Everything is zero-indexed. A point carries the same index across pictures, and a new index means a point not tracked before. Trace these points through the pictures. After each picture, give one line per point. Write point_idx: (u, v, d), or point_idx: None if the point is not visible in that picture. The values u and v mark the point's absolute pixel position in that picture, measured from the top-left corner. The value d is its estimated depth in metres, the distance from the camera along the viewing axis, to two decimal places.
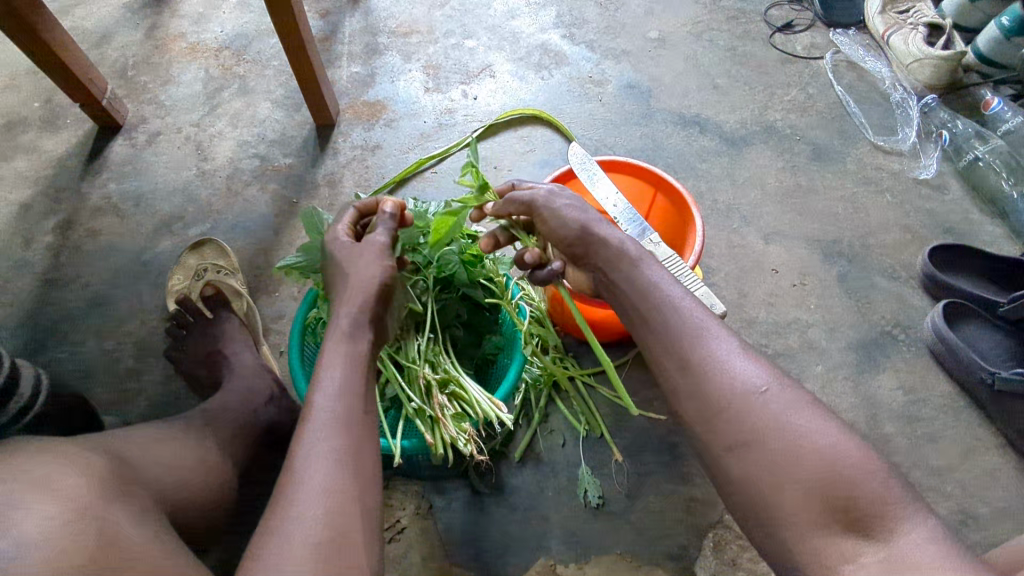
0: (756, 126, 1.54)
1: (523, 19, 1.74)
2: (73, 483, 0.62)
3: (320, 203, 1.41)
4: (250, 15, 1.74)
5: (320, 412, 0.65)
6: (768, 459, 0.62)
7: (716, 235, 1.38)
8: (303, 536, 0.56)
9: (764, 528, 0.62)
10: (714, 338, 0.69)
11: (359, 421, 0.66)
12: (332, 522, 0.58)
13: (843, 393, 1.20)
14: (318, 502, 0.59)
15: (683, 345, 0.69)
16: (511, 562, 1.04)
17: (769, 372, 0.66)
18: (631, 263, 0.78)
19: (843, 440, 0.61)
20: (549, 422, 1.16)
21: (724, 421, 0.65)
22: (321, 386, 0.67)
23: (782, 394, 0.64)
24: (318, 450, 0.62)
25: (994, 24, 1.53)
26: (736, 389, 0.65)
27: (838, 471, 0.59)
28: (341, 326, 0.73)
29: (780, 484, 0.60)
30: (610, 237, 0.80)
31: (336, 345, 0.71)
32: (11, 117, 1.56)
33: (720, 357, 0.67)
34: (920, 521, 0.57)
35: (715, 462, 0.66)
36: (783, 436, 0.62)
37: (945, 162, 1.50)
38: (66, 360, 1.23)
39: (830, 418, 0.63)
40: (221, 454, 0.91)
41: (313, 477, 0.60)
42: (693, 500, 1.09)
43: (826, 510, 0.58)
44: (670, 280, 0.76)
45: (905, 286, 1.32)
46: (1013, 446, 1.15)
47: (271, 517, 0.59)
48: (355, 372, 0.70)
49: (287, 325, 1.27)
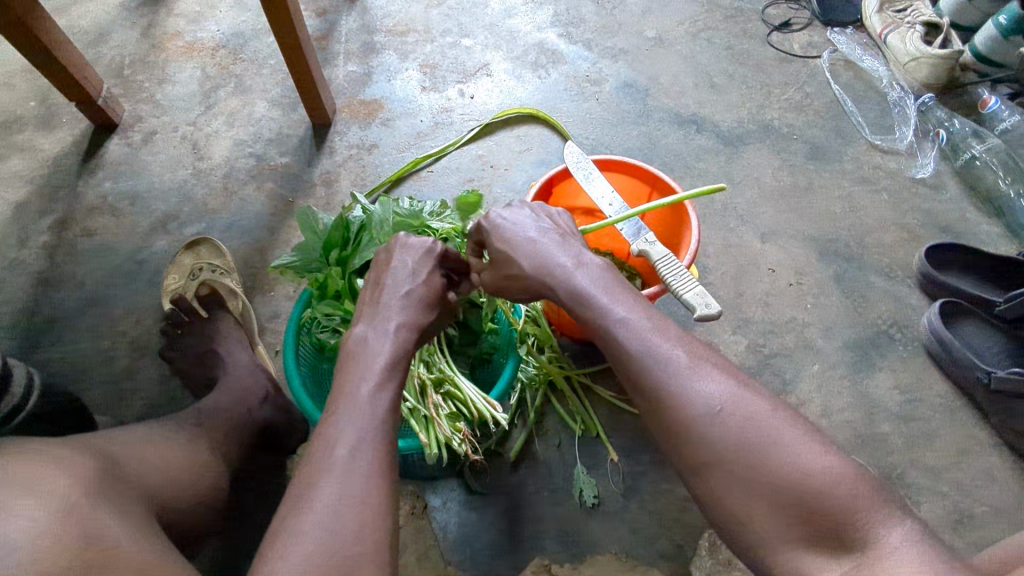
0: (753, 125, 1.54)
1: (520, 18, 1.74)
2: (60, 485, 0.62)
3: (316, 203, 1.41)
4: (246, 14, 1.74)
5: (353, 409, 0.64)
6: (734, 477, 0.61)
7: (712, 235, 1.38)
8: (327, 545, 0.54)
9: (741, 540, 0.62)
10: (665, 359, 0.67)
11: (388, 427, 0.65)
12: (361, 532, 0.55)
13: (840, 393, 1.20)
14: (346, 505, 0.57)
15: (635, 372, 0.68)
16: (507, 562, 1.04)
17: (724, 385, 0.65)
18: (577, 285, 0.76)
19: (807, 450, 0.60)
20: (545, 422, 1.16)
21: (686, 444, 0.64)
22: (366, 391, 0.66)
23: (742, 409, 0.63)
24: (356, 455, 0.60)
25: (992, 22, 1.53)
26: (695, 408, 0.64)
27: (806, 485, 0.58)
28: (387, 332, 0.73)
29: (749, 502, 0.60)
30: (552, 265, 0.79)
31: (393, 361, 0.70)
32: (6, 117, 1.56)
33: (673, 378, 0.66)
34: (894, 523, 0.57)
35: (686, 480, 0.65)
36: (746, 456, 0.61)
37: (943, 162, 1.49)
38: (61, 359, 1.23)
39: (796, 423, 0.62)
40: (212, 455, 0.90)
41: (343, 485, 0.58)
42: (689, 500, 1.09)
43: (799, 525, 0.58)
44: (612, 298, 0.74)
45: (902, 285, 1.32)
46: (1009, 446, 1.15)
47: (290, 520, 0.56)
48: (400, 384, 0.70)
49: (282, 324, 1.27)
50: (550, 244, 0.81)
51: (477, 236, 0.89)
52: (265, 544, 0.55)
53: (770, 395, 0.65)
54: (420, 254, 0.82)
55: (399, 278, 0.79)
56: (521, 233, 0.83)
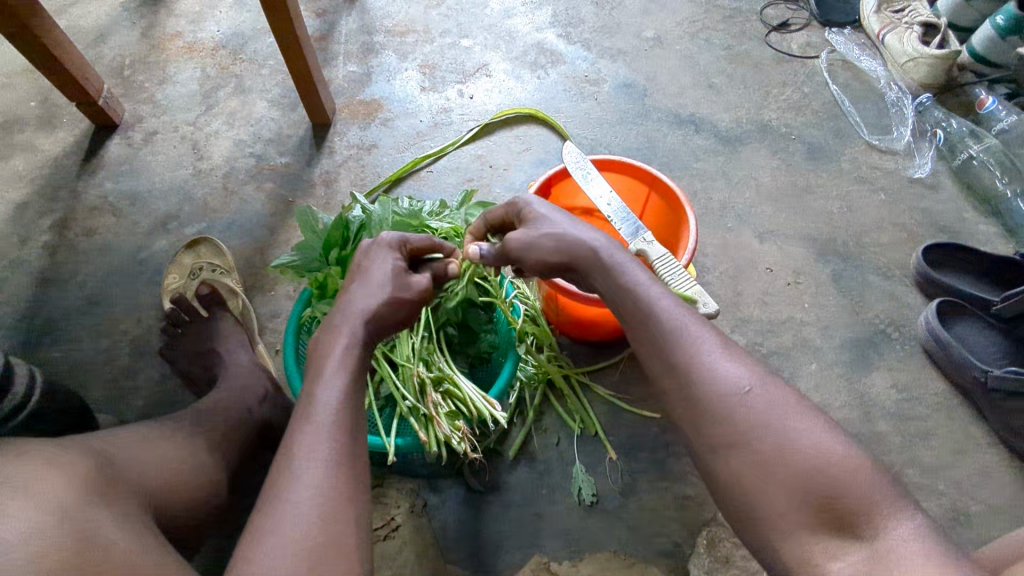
0: (751, 125, 1.54)
1: (519, 18, 1.74)
2: (56, 485, 0.63)
3: (315, 203, 1.41)
4: (246, 14, 1.74)
5: (317, 409, 0.65)
6: (753, 457, 0.62)
7: (711, 234, 1.38)
8: (293, 541, 0.56)
9: (752, 526, 0.62)
10: (696, 338, 0.69)
11: (353, 425, 0.66)
12: (323, 526, 0.57)
13: (837, 391, 1.20)
14: (311, 505, 0.58)
15: (665, 351, 0.70)
16: (505, 560, 1.04)
17: (751, 371, 0.67)
18: (610, 267, 0.78)
19: (828, 440, 0.61)
20: (544, 421, 1.17)
21: (709, 422, 0.65)
22: (321, 388, 0.67)
23: (767, 395, 0.64)
24: (312, 452, 0.62)
25: (989, 23, 1.53)
26: (722, 388, 0.65)
27: (821, 471, 0.59)
28: (337, 328, 0.73)
29: (764, 484, 0.61)
30: (587, 243, 0.81)
31: (352, 359, 0.71)
32: (7, 117, 1.56)
33: (703, 359, 0.68)
34: (904, 515, 0.57)
35: (703, 463, 0.66)
36: (766, 437, 0.62)
37: (940, 162, 1.50)
38: (61, 359, 1.24)
39: (816, 415, 0.64)
40: (211, 454, 0.91)
41: (305, 482, 0.60)
42: (686, 498, 1.09)
43: (813, 511, 0.59)
44: (648, 279, 0.76)
45: (899, 285, 1.33)
46: (1005, 445, 1.15)
47: (256, 522, 0.58)
48: (357, 377, 0.70)
49: (282, 324, 1.28)
50: (587, 227, 0.84)
51: (503, 214, 0.90)
52: (235, 549, 0.57)
53: (793, 388, 0.67)
54: (383, 249, 0.83)
55: (361, 275, 0.79)
56: (550, 217, 0.85)
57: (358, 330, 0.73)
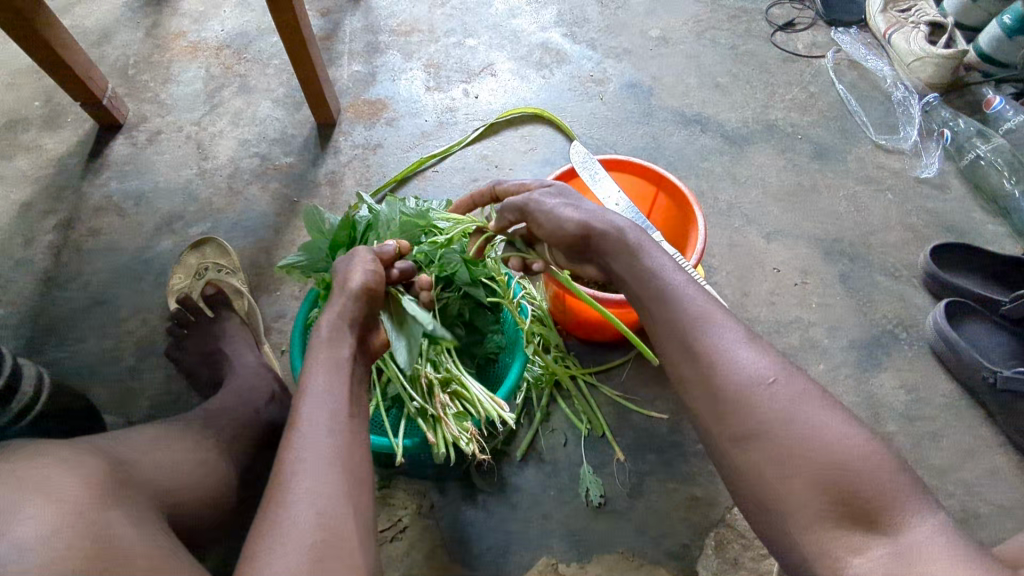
0: (758, 125, 1.54)
1: (523, 18, 1.74)
2: (71, 486, 0.63)
3: (321, 202, 1.41)
4: (250, 14, 1.74)
5: (309, 413, 0.67)
6: (775, 447, 0.63)
7: (717, 234, 1.38)
8: (296, 540, 0.57)
9: (771, 517, 0.63)
10: (719, 327, 0.70)
11: (345, 425, 0.67)
12: (323, 526, 0.58)
13: (845, 392, 1.20)
14: (309, 506, 0.59)
15: (687, 339, 0.70)
16: (513, 561, 1.04)
17: (775, 361, 0.67)
18: (632, 254, 0.78)
19: (851, 432, 0.61)
20: (551, 421, 1.16)
21: (730, 411, 0.66)
22: (310, 391, 0.69)
23: (790, 385, 0.65)
24: (308, 455, 0.63)
25: (995, 22, 1.53)
26: (746, 377, 0.66)
27: (845, 465, 0.59)
28: (320, 334, 0.75)
29: (785, 477, 0.62)
30: (610, 226, 0.80)
31: (334, 358, 0.73)
32: (11, 117, 1.56)
33: (726, 347, 0.68)
34: (928, 513, 0.57)
35: (724, 454, 0.67)
36: (788, 428, 0.63)
37: (947, 161, 1.49)
38: (67, 360, 1.23)
39: (839, 409, 0.64)
40: (220, 455, 0.90)
41: (302, 482, 0.61)
42: (694, 499, 1.09)
43: (836, 503, 0.59)
44: (671, 266, 0.76)
45: (906, 285, 1.32)
46: (1014, 445, 1.15)
47: (261, 523, 0.59)
48: (341, 376, 0.72)
49: (288, 324, 1.27)
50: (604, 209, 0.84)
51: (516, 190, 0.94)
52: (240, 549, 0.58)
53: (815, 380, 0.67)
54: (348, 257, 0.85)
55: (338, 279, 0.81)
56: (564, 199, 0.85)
57: (333, 328, 0.76)
